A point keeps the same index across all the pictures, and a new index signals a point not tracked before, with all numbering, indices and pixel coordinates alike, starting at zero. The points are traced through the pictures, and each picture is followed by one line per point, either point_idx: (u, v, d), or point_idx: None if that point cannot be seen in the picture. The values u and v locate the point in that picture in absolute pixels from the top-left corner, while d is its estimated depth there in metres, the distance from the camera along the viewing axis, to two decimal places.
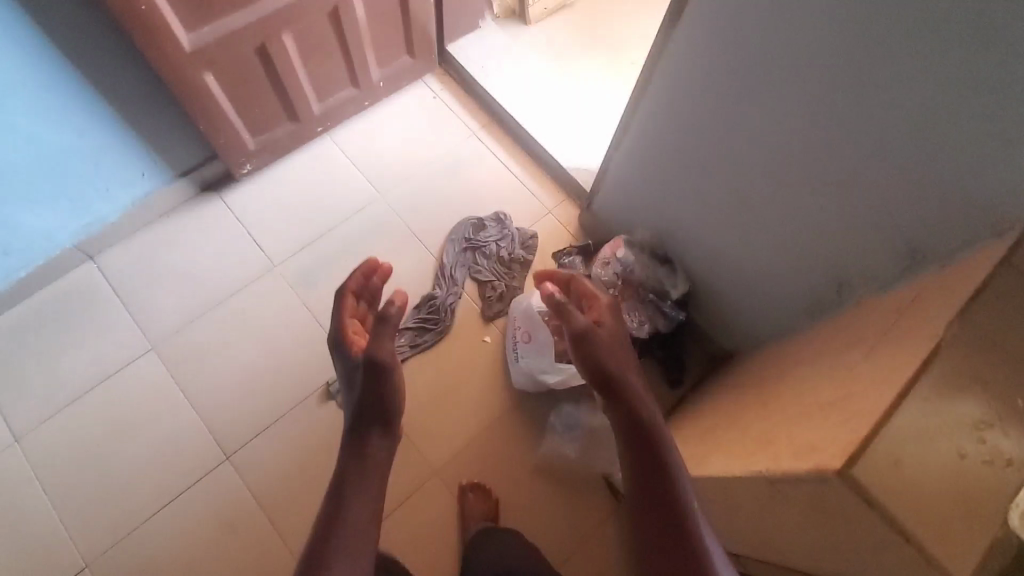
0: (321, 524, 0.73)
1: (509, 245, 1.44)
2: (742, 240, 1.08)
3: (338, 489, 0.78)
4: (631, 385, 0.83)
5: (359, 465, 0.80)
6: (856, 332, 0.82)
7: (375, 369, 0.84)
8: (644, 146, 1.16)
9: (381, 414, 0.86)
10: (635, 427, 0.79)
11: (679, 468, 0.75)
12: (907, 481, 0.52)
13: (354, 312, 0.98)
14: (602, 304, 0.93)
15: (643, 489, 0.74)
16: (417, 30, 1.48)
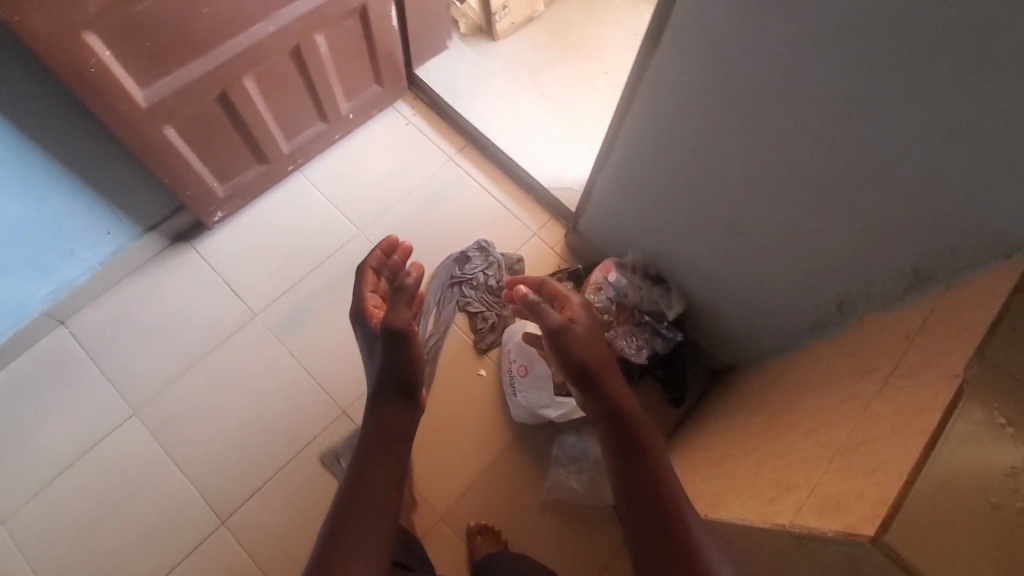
0: (339, 495, 0.75)
1: (496, 273, 1.39)
2: (737, 256, 1.06)
3: (361, 458, 0.78)
4: (613, 384, 0.82)
5: (383, 434, 0.81)
6: (863, 354, 0.79)
7: (395, 338, 0.84)
8: (629, 167, 1.13)
9: (401, 385, 0.85)
10: (617, 421, 0.79)
11: (663, 461, 0.76)
12: (942, 543, 0.49)
13: (375, 286, 0.99)
14: (575, 300, 0.92)
15: (634, 483, 0.75)
16: (384, 58, 1.43)
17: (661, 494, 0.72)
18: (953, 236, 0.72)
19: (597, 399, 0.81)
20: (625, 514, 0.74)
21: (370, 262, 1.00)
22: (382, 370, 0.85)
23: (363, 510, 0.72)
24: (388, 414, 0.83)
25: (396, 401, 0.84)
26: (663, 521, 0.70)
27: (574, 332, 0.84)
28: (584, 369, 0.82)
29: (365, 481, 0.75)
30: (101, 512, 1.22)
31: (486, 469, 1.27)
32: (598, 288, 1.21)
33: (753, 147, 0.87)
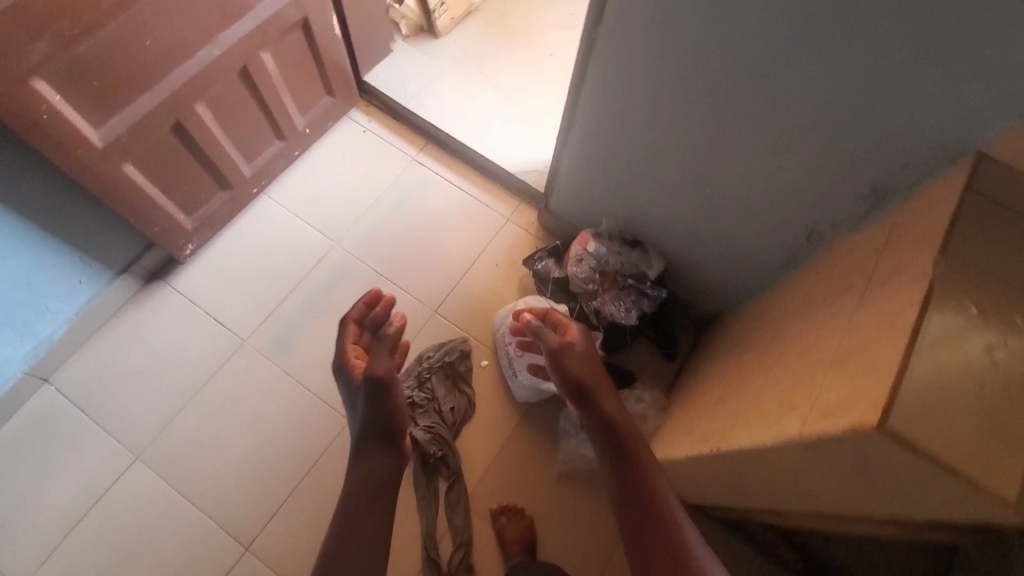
0: (329, 533, 0.82)
1: (426, 372, 1.33)
2: (706, 207, 1.10)
3: (348, 500, 0.86)
4: (603, 395, 0.94)
5: (367, 478, 0.89)
6: (837, 275, 0.85)
7: (379, 388, 0.93)
8: (591, 140, 1.16)
9: (383, 432, 0.93)
10: (610, 432, 0.90)
11: (653, 466, 0.86)
12: (937, 419, 0.52)
13: (356, 339, 1.05)
14: (573, 325, 1.04)
15: (627, 480, 0.85)
16: (332, 68, 1.43)
17: (650, 493, 0.83)
18: (902, 153, 0.78)
19: (591, 410, 0.93)
20: (622, 513, 0.84)
21: (353, 315, 1.07)
22: (366, 417, 0.93)
23: (353, 547, 0.79)
24: (373, 460, 0.91)
25: (377, 447, 0.92)
26: (652, 522, 0.80)
27: (570, 351, 0.98)
28: (580, 385, 0.95)
29: (354, 519, 0.83)
30: (120, 563, 1.21)
31: (500, 454, 1.29)
32: (580, 259, 1.24)
33: (705, 99, 0.91)
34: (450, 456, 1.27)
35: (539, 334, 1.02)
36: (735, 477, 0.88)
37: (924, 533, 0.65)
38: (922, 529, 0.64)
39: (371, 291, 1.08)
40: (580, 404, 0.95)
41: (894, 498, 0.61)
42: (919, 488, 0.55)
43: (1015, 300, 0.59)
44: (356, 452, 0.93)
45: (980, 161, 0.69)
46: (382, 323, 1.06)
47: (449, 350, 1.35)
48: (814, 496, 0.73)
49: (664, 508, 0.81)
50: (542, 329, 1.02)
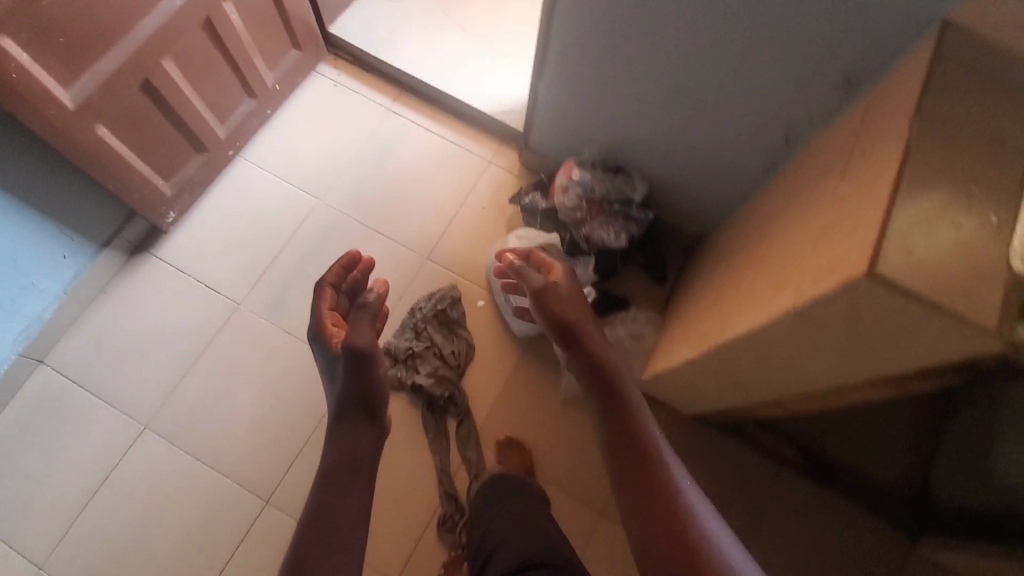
0: (310, 505, 0.78)
1: (424, 323, 1.34)
2: (685, 122, 1.12)
3: (330, 471, 0.82)
4: (590, 335, 0.93)
5: (348, 449, 0.85)
6: (817, 166, 0.88)
7: (358, 357, 0.90)
8: (565, 67, 1.16)
9: (363, 405, 0.90)
10: (599, 371, 0.89)
11: (639, 406, 0.87)
12: (921, 262, 0.56)
13: (333, 303, 1.03)
14: (557, 267, 1.04)
15: (614, 418, 0.86)
16: (296, 20, 1.40)
17: (638, 430, 0.83)
18: (873, 37, 0.80)
19: (579, 350, 0.92)
20: (609, 450, 0.85)
21: (330, 279, 1.04)
22: (345, 388, 0.90)
23: (336, 523, 0.76)
24: (352, 431, 0.87)
25: (356, 419, 0.89)
26: (642, 463, 0.80)
27: (555, 291, 0.97)
28: (567, 326, 0.93)
29: (338, 488, 0.79)
30: (143, 528, 1.23)
31: (505, 387, 1.33)
32: (566, 188, 1.26)
33: (675, 7, 0.92)
34: (459, 397, 1.30)
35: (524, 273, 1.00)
36: (734, 369, 0.92)
37: (916, 383, 0.69)
38: (915, 380, 0.68)
39: (349, 252, 1.06)
40: (569, 348, 0.94)
41: (885, 351, 0.65)
42: (907, 332, 0.60)
43: (986, 152, 0.62)
44: (333, 421, 0.89)
45: (946, 32, 0.72)
46: (360, 287, 1.05)
47: (445, 299, 1.36)
48: (810, 369, 0.78)
49: (654, 450, 0.81)
50: (527, 269, 1.01)
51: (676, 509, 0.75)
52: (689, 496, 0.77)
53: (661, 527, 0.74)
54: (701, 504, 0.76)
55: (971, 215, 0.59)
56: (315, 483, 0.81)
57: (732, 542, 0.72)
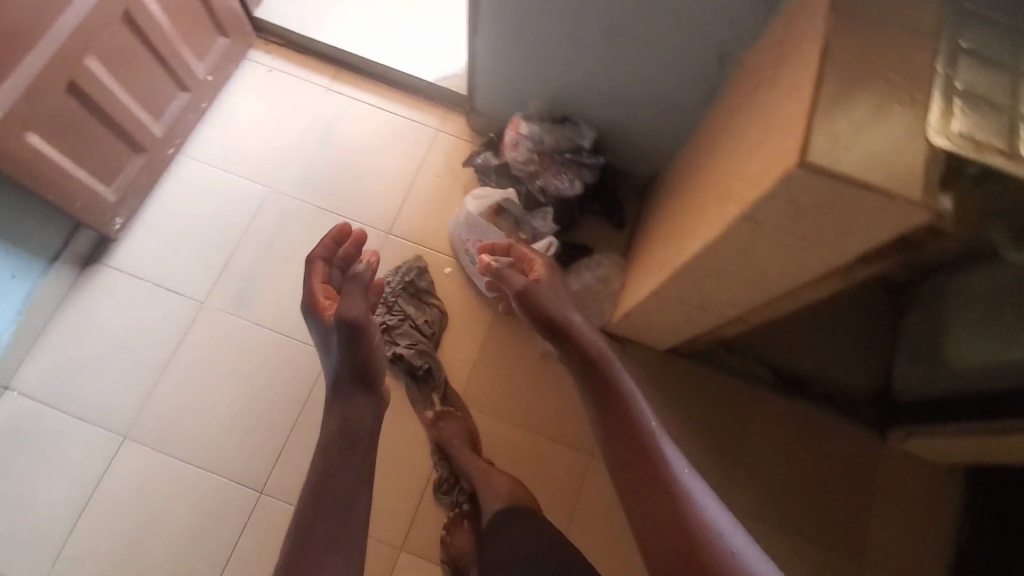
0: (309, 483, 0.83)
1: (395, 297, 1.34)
2: (622, 63, 1.14)
3: (326, 452, 0.86)
4: (576, 328, 0.95)
5: (345, 423, 0.89)
6: (750, 84, 0.91)
7: (350, 327, 0.91)
8: (497, 24, 1.17)
9: (359, 376, 0.92)
10: (587, 362, 0.92)
11: (630, 391, 0.89)
12: (848, 147, 0.60)
13: (326, 280, 1.04)
14: (537, 261, 1.04)
15: (606, 406, 0.88)
16: (219, 6, 1.36)
17: (629, 415, 0.86)
18: None
19: (567, 344, 0.95)
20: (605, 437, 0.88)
21: (320, 253, 1.05)
22: (339, 361, 0.93)
23: (333, 501, 0.80)
24: (349, 401, 0.91)
25: (353, 389, 0.92)
26: (640, 453, 0.82)
27: (535, 289, 0.98)
28: (551, 322, 0.96)
29: (333, 470, 0.84)
30: (138, 537, 1.22)
31: (482, 347, 1.35)
32: (516, 143, 1.28)
33: None
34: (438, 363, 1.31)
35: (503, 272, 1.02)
36: (697, 291, 0.96)
37: (857, 272, 0.75)
38: (856, 268, 0.74)
39: (338, 227, 1.07)
40: (556, 341, 0.97)
41: (829, 241, 0.70)
42: (844, 216, 0.64)
43: (898, 40, 0.65)
44: (331, 395, 0.93)
45: None
46: (353, 262, 1.06)
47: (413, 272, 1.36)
48: (765, 275, 0.82)
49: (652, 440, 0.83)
50: (506, 271, 1.01)
51: (675, 496, 0.76)
52: (689, 483, 0.78)
53: (658, 513, 0.76)
54: (701, 490, 0.78)
55: (895, 96, 0.62)
56: (314, 462, 0.85)
57: (731, 524, 0.74)
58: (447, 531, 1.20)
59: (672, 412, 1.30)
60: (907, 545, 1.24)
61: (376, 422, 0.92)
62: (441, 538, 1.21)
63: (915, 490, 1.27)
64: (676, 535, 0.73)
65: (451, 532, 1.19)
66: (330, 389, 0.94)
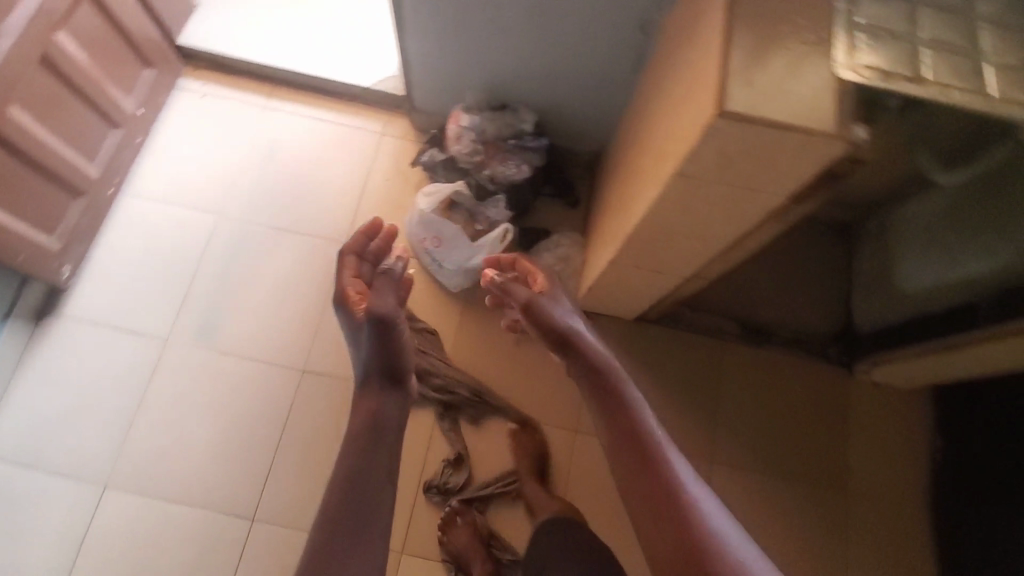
0: (335, 479, 0.80)
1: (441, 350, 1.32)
2: (550, 43, 1.16)
3: (351, 448, 0.83)
4: (584, 338, 0.92)
5: (372, 417, 0.87)
6: (672, 46, 0.93)
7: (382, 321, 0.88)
8: (423, 21, 1.17)
9: (388, 372, 0.90)
10: (595, 373, 0.89)
11: (641, 405, 0.85)
12: (764, 92, 0.62)
13: (357, 273, 1.02)
14: (539, 278, 1.03)
15: (612, 419, 0.85)
16: (139, 38, 1.33)
17: (639, 428, 0.82)
18: None
19: (575, 354, 0.92)
20: (611, 453, 0.84)
21: (351, 247, 1.03)
22: (367, 357, 0.91)
23: (359, 498, 0.78)
24: (378, 398, 0.89)
25: (382, 385, 0.90)
26: (648, 469, 0.78)
27: (541, 301, 0.96)
28: (560, 332, 0.93)
29: (358, 468, 0.81)
30: None
31: (456, 343, 1.35)
32: (458, 136, 1.29)
33: None
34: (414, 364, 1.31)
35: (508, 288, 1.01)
36: (651, 255, 0.98)
37: (793, 211, 0.78)
38: (791, 208, 0.76)
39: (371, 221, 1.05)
40: (563, 355, 0.94)
41: (762, 187, 0.72)
42: (771, 160, 0.67)
43: None
44: (359, 388, 0.91)
45: None
46: (383, 257, 1.05)
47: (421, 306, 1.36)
48: (711, 228, 0.84)
49: (661, 454, 0.79)
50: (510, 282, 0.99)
51: (685, 515, 0.74)
52: (699, 499, 0.76)
53: (668, 531, 0.73)
54: (712, 507, 0.75)
55: (801, 36, 0.64)
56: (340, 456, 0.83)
57: (742, 542, 0.72)
58: (442, 531, 1.21)
59: (649, 377, 1.32)
60: (887, 469, 1.29)
61: (402, 421, 0.89)
62: (438, 539, 1.22)
63: (888, 418, 1.32)
64: (687, 555, 0.71)
65: (447, 532, 1.21)
66: (359, 383, 0.92)
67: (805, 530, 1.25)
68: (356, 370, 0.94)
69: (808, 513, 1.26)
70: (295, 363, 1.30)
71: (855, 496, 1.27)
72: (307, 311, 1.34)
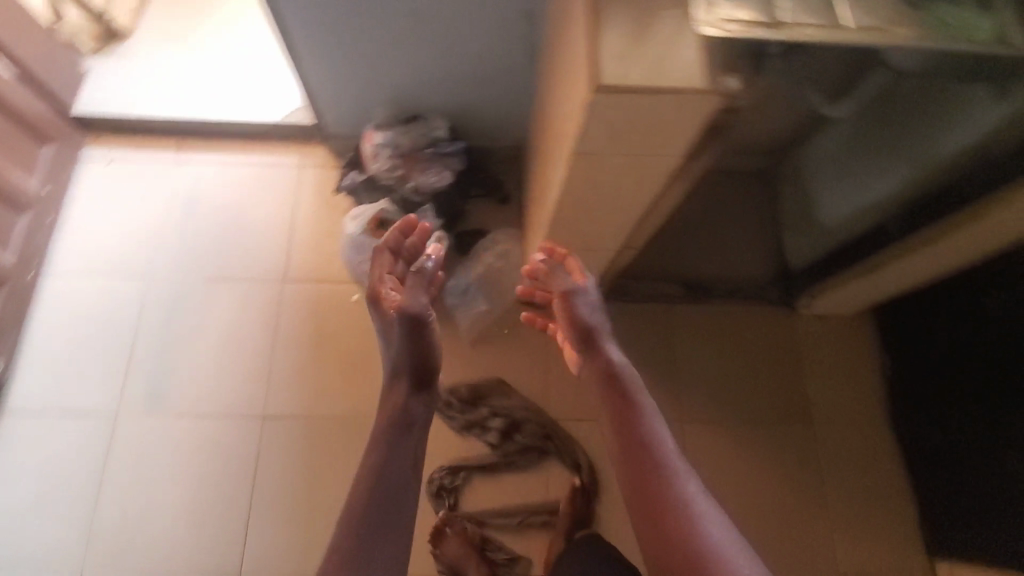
0: (365, 469, 0.85)
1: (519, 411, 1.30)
2: (446, 48, 1.17)
3: (379, 442, 0.88)
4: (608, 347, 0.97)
5: (401, 416, 0.90)
6: (556, 31, 0.95)
7: (410, 322, 0.90)
8: (317, 49, 1.17)
9: (416, 371, 0.92)
10: (612, 378, 0.92)
11: (653, 414, 0.89)
12: (634, 62, 0.65)
13: (390, 269, 1.00)
14: (587, 279, 1.03)
15: (622, 424, 0.88)
16: (30, 114, 1.29)
17: (651, 436, 0.86)
18: None
19: (599, 355, 0.96)
20: (618, 457, 0.87)
21: (387, 243, 1.00)
22: (397, 356, 0.93)
23: (388, 489, 0.84)
24: (409, 397, 0.92)
25: (412, 386, 0.92)
26: (655, 474, 0.82)
27: (579, 298, 1.00)
28: (590, 331, 0.98)
29: (389, 460, 0.86)
30: None
31: None
32: (375, 154, 1.28)
33: None
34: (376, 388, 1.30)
35: (563, 287, 1.01)
36: (578, 234, 1.00)
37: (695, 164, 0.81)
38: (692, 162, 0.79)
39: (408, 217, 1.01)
40: (588, 353, 0.98)
41: (657, 151, 0.75)
42: (657, 124, 0.69)
43: None
44: (389, 382, 0.94)
45: None
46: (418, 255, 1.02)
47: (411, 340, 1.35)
48: (624, 198, 0.87)
49: (668, 460, 0.84)
50: (557, 271, 1.02)
51: (685, 516, 0.79)
52: (699, 501, 0.80)
53: (668, 534, 0.78)
54: (711, 509, 0.80)
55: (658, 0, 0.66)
56: (371, 448, 0.87)
57: (736, 541, 0.77)
58: (434, 545, 1.21)
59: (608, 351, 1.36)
60: (843, 392, 1.35)
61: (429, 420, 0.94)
62: (431, 552, 1.21)
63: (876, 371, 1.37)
64: (686, 555, 0.76)
65: (438, 545, 1.20)
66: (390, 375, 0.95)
67: (779, 465, 1.30)
68: (387, 366, 0.96)
69: (779, 448, 1.31)
70: (254, 411, 1.28)
71: (819, 423, 1.33)
72: (258, 356, 1.32)
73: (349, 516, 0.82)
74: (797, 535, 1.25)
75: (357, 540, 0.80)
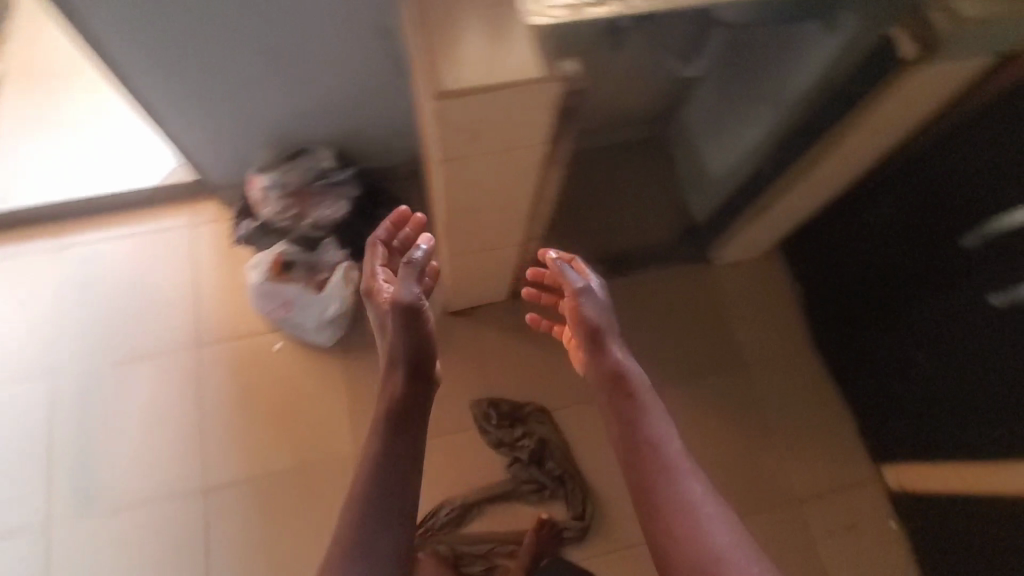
0: (368, 457, 0.80)
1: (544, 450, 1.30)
2: (311, 82, 1.15)
3: (380, 431, 0.82)
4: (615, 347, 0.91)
5: (399, 404, 0.83)
6: None
7: (403, 311, 0.82)
8: (180, 108, 1.14)
9: (411, 362, 0.85)
10: (617, 380, 0.88)
11: (661, 418, 0.85)
12: (468, 64, 0.66)
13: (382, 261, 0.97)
14: (594, 278, 0.97)
15: (630, 429, 0.84)
16: None
17: (660, 441, 0.82)
18: None
19: (606, 355, 0.90)
20: (626, 461, 0.83)
21: (380, 237, 0.98)
22: (391, 349, 0.85)
23: (389, 478, 0.78)
24: (408, 387, 0.85)
25: (410, 377, 0.85)
26: (656, 477, 0.79)
27: (592, 298, 0.93)
28: (598, 329, 0.91)
29: (389, 452, 0.80)
30: None
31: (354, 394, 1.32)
32: (263, 198, 1.24)
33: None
34: (320, 433, 1.26)
35: (572, 281, 0.94)
36: (478, 237, 1.01)
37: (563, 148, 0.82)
38: (559, 145, 0.80)
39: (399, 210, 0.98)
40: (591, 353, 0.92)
41: (520, 144, 0.76)
42: (509, 119, 0.71)
43: None
44: (386, 374, 0.87)
45: None
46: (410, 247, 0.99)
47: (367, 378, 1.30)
48: (507, 194, 0.88)
49: (673, 463, 0.80)
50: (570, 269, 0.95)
51: (686, 522, 0.76)
52: (703, 509, 0.77)
53: (678, 539, 0.75)
54: (716, 518, 0.76)
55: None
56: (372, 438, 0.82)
57: (740, 550, 0.74)
58: None
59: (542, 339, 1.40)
60: (769, 330, 1.42)
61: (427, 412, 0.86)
62: None
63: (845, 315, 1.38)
64: (686, 561, 0.73)
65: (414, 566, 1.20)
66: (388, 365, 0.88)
67: (722, 412, 1.35)
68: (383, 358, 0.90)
69: (719, 396, 1.36)
70: (196, 485, 1.22)
71: (752, 364, 1.39)
72: (188, 429, 1.26)
73: (349, 509, 0.77)
74: (751, 473, 1.31)
75: (359, 535, 0.74)
